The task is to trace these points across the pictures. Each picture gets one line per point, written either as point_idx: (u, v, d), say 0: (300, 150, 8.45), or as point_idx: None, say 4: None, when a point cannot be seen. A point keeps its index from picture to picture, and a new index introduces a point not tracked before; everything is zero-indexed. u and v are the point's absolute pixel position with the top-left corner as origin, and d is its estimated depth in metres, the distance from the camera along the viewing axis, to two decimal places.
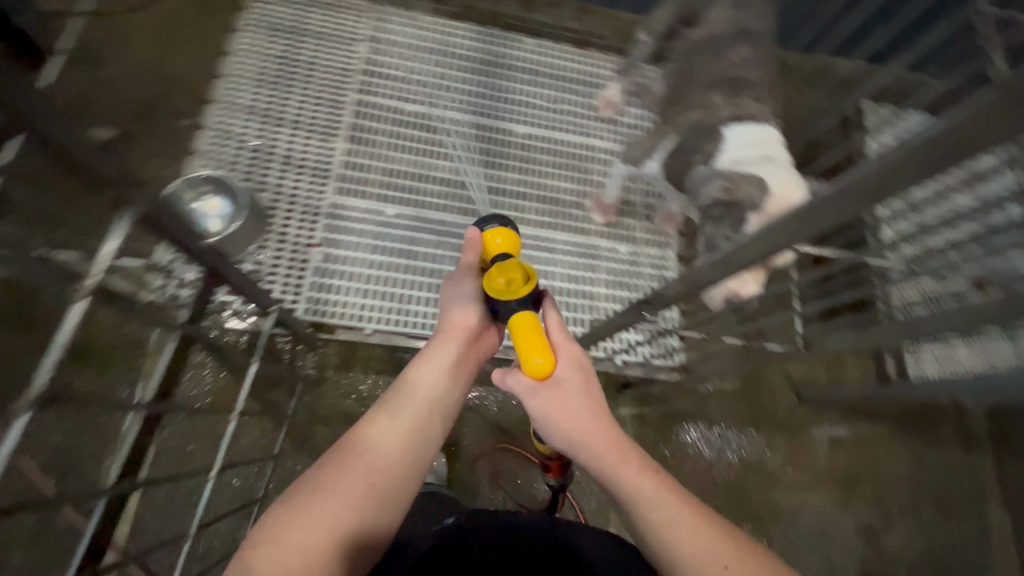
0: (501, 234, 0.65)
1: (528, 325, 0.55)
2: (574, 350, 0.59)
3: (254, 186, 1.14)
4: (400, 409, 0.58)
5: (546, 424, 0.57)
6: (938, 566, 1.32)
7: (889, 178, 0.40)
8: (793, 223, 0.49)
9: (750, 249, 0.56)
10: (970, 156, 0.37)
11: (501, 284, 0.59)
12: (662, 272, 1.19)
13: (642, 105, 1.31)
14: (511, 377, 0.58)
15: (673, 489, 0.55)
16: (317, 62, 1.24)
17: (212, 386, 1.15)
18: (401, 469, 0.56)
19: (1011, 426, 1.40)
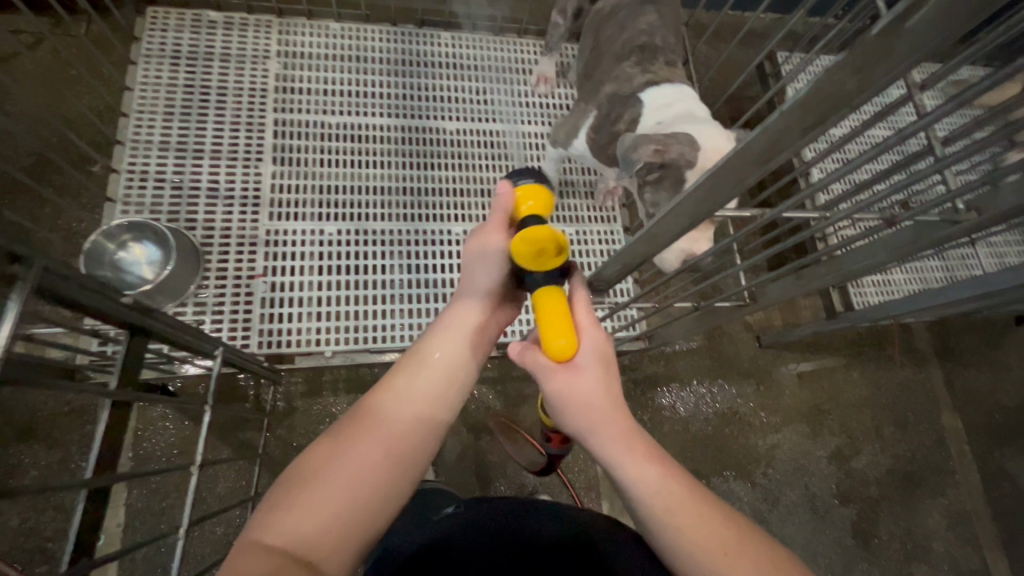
0: (533, 196, 0.62)
1: (551, 304, 0.55)
2: (598, 335, 0.58)
3: (183, 226, 1.08)
4: (412, 379, 0.60)
5: (562, 408, 0.56)
6: (905, 476, 1.42)
7: (814, 111, 0.38)
8: (700, 196, 0.50)
9: (668, 227, 0.57)
10: (861, 95, 0.38)
11: (533, 253, 0.57)
12: (611, 248, 1.21)
13: (565, 84, 1.32)
14: (530, 356, 0.58)
15: (678, 478, 0.54)
16: (228, 85, 1.18)
17: (176, 436, 1.10)
18: (418, 436, 0.57)
19: (946, 336, 1.53)
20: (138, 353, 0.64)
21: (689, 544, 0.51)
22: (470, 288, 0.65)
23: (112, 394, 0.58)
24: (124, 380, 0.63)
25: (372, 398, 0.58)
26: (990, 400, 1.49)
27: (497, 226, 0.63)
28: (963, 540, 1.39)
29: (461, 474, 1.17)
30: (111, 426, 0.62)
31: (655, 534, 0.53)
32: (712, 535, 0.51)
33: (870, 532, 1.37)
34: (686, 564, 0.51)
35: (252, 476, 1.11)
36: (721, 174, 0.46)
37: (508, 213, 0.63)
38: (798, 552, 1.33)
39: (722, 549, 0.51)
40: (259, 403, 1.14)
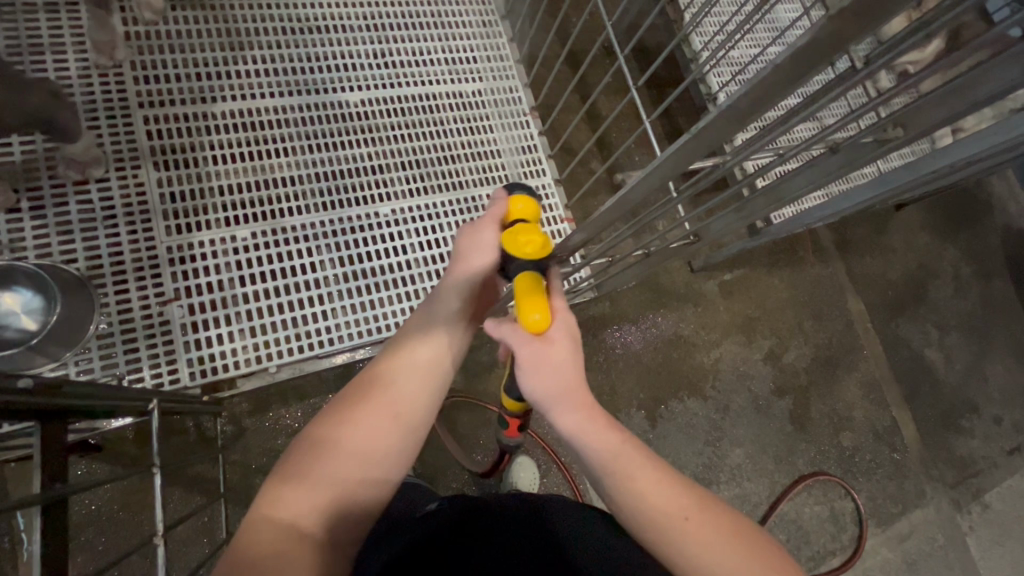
0: (524, 199, 0.63)
1: (527, 285, 0.56)
2: (569, 313, 0.61)
3: (59, 259, 0.92)
4: (410, 355, 0.66)
5: (530, 377, 0.58)
6: (827, 361, 1.58)
7: (848, 28, 0.44)
8: (720, 119, 0.56)
9: (643, 187, 0.70)
10: (879, 14, 0.42)
11: (523, 242, 0.59)
12: (555, 215, 1.19)
13: (468, 35, 1.23)
14: (504, 325, 0.59)
15: (636, 444, 0.60)
16: (72, 83, 0.99)
17: (115, 489, 0.99)
18: (417, 409, 0.64)
19: (845, 231, 1.69)
20: (60, 439, 0.57)
21: (650, 506, 0.57)
22: (461, 273, 0.67)
23: (39, 498, 0.50)
24: (49, 477, 0.54)
25: (378, 369, 0.65)
26: (885, 281, 1.68)
27: (491, 223, 0.65)
28: (877, 405, 1.58)
29: (436, 454, 1.18)
30: (49, 532, 0.54)
31: (622, 502, 0.58)
32: (673, 500, 0.57)
33: (805, 416, 1.53)
34: (647, 526, 0.57)
35: (214, 510, 1.03)
36: (701, 135, 0.59)
37: (501, 213, 0.65)
38: (749, 448, 1.47)
39: (683, 513, 0.57)
40: (203, 434, 1.04)
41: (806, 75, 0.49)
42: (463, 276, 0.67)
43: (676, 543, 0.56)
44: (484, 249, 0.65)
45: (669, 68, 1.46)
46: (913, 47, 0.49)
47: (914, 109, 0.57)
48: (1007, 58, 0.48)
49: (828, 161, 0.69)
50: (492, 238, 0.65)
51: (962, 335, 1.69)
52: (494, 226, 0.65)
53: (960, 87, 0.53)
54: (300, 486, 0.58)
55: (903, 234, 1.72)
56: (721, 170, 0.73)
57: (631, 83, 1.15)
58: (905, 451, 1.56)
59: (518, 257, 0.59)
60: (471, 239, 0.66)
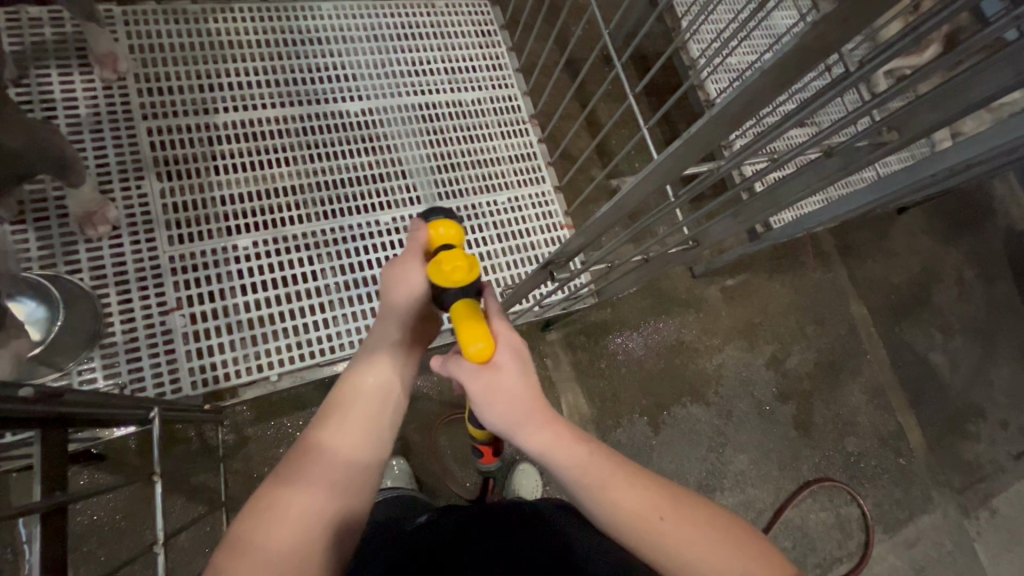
0: (443, 225, 0.63)
1: (465, 313, 0.57)
2: (512, 332, 0.60)
3: (63, 270, 0.93)
4: (354, 398, 0.65)
5: (486, 407, 0.57)
6: (831, 365, 1.58)
7: (835, 33, 0.44)
8: (713, 125, 0.57)
9: (638, 192, 0.70)
10: (866, 18, 0.43)
11: (449, 272, 0.60)
12: (556, 222, 1.20)
13: (465, 44, 1.24)
14: (450, 363, 0.58)
15: (604, 454, 0.60)
16: (77, 96, 1.00)
17: (117, 499, 0.99)
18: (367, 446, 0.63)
19: (847, 234, 1.68)
20: (59, 447, 0.57)
21: (626, 513, 0.57)
22: (391, 306, 0.67)
23: (41, 506, 0.50)
24: (50, 485, 0.55)
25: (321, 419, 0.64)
26: (888, 284, 1.68)
27: (414, 254, 0.65)
28: (881, 410, 1.57)
29: (437, 462, 1.17)
30: (50, 539, 0.54)
31: (598, 512, 0.58)
32: (648, 503, 0.57)
33: (809, 421, 1.52)
34: (626, 532, 0.57)
35: (215, 520, 1.03)
36: (694, 140, 0.59)
37: (422, 243, 0.65)
38: (754, 454, 1.46)
39: (659, 515, 0.57)
40: (205, 443, 1.04)
41: (798, 78, 0.50)
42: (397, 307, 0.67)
43: (657, 546, 0.56)
44: (409, 283, 0.65)
45: (667, 75, 1.47)
46: (903, 51, 0.50)
47: (906, 112, 0.57)
48: (1001, 60, 0.49)
49: (823, 165, 0.70)
50: (417, 273, 0.65)
51: (966, 339, 1.68)
52: (418, 257, 0.65)
53: (954, 90, 0.53)
54: (254, 548, 0.53)
55: (905, 238, 1.72)
56: (715, 175, 0.74)
57: (628, 90, 1.16)
58: (911, 456, 1.55)
59: (450, 287, 0.60)
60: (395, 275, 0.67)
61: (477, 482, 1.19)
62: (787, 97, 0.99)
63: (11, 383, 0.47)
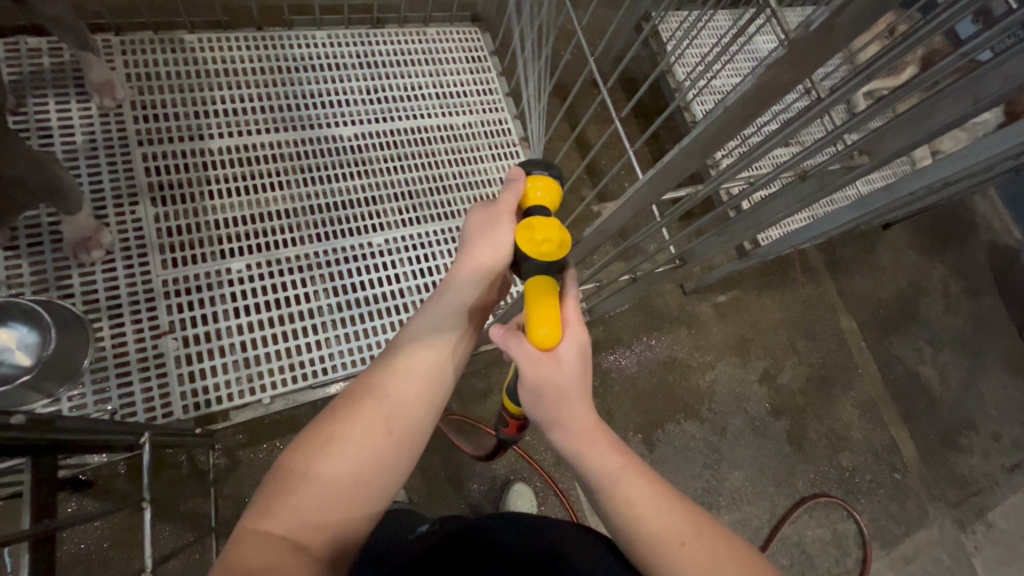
0: (544, 186, 0.62)
1: (542, 292, 0.57)
2: (583, 328, 0.59)
3: (56, 295, 0.94)
4: (411, 358, 0.63)
5: (535, 397, 0.57)
6: (822, 380, 1.59)
7: (795, 65, 0.46)
8: (684, 156, 0.60)
9: (622, 215, 0.72)
10: (832, 49, 0.45)
11: (539, 242, 0.59)
12: None
13: (458, 70, 1.27)
14: (512, 340, 0.57)
15: (637, 470, 0.60)
16: (73, 124, 1.02)
17: (105, 526, 0.98)
18: (418, 413, 0.61)
19: (834, 251, 1.71)
20: (50, 474, 0.57)
21: (647, 531, 0.57)
22: (467, 270, 0.63)
23: (30, 533, 0.50)
24: (38, 511, 0.55)
25: (377, 371, 0.62)
26: (876, 299, 1.70)
27: (505, 212, 0.62)
28: (874, 424, 1.58)
29: (431, 483, 1.16)
30: (39, 565, 0.54)
31: (617, 524, 0.58)
32: (670, 525, 0.58)
33: (802, 437, 1.52)
34: (641, 549, 0.57)
35: (204, 546, 1.02)
36: (670, 168, 0.62)
37: (516, 201, 0.63)
38: (748, 471, 1.46)
39: (679, 539, 0.57)
40: (196, 468, 1.03)
41: (769, 107, 0.52)
42: (471, 275, 0.63)
43: (670, 570, 0.56)
44: (496, 243, 0.62)
45: (655, 98, 1.50)
46: (870, 80, 0.52)
47: (877, 134, 0.60)
48: (962, 86, 0.51)
49: (801, 185, 0.72)
50: (507, 232, 0.62)
51: (955, 352, 1.70)
52: (510, 215, 0.63)
53: (922, 113, 0.55)
54: (289, 498, 0.55)
55: (891, 253, 1.75)
56: (698, 197, 0.76)
57: (613, 114, 1.19)
58: (904, 470, 1.55)
59: (534, 256, 0.59)
60: (481, 234, 0.63)
61: (473, 501, 1.18)
62: (769, 119, 1.02)
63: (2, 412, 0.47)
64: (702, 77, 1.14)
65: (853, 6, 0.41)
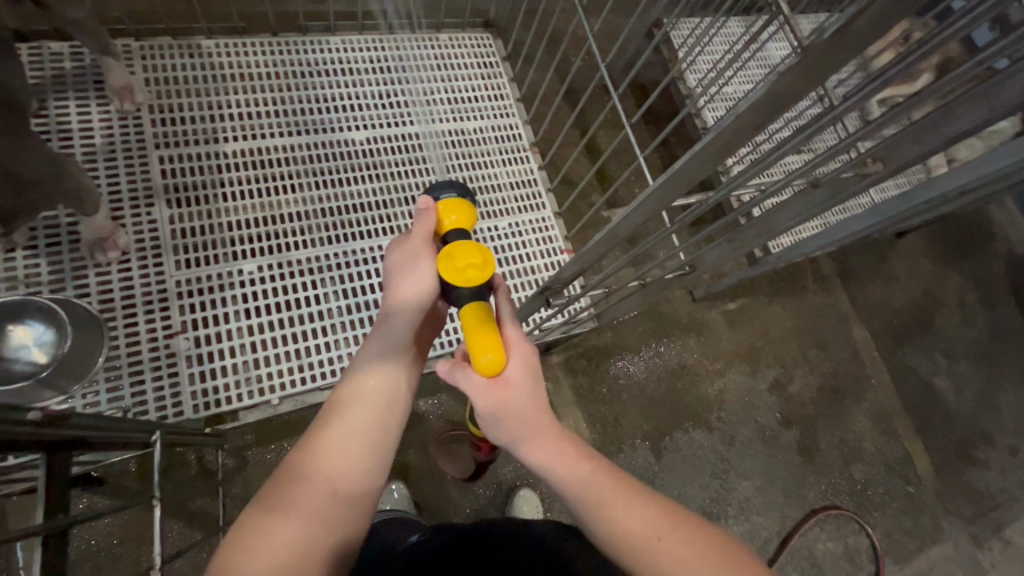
0: (456, 210, 0.64)
1: (476, 321, 0.56)
2: (527, 345, 0.58)
3: (73, 294, 0.95)
4: (362, 390, 0.63)
5: (492, 420, 0.57)
6: (834, 390, 1.56)
7: (808, 72, 0.46)
8: (693, 163, 0.60)
9: (631, 222, 0.73)
10: (847, 57, 0.45)
11: (460, 266, 0.58)
12: (557, 246, 1.23)
13: (469, 75, 1.28)
14: (459, 372, 0.57)
15: (606, 471, 0.59)
16: (93, 126, 1.04)
17: (115, 523, 0.99)
18: (372, 442, 0.60)
19: (847, 260, 1.69)
20: (65, 471, 0.58)
21: (623, 530, 0.56)
22: (396, 303, 0.63)
23: (44, 528, 0.51)
24: (52, 507, 0.56)
25: (328, 408, 0.62)
26: (889, 308, 1.68)
27: (422, 241, 0.63)
28: (887, 436, 1.55)
29: (437, 487, 1.16)
30: (52, 560, 0.55)
31: (593, 529, 0.58)
32: (646, 522, 0.57)
33: (814, 447, 1.50)
34: (619, 551, 0.57)
35: (211, 545, 1.02)
36: (680, 175, 0.62)
37: (431, 227, 0.64)
38: (758, 481, 1.44)
39: (655, 534, 0.56)
40: (205, 467, 1.04)
41: (780, 114, 0.52)
42: (399, 307, 0.64)
43: (651, 567, 0.56)
44: (418, 273, 0.63)
45: (666, 105, 1.50)
46: (885, 87, 0.52)
47: (891, 142, 0.59)
48: (977, 95, 0.51)
49: (814, 193, 0.72)
50: (427, 259, 0.63)
51: (971, 364, 1.67)
52: (427, 244, 0.64)
53: (937, 121, 0.55)
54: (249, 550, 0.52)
55: (905, 262, 1.73)
56: (707, 205, 0.77)
57: (624, 120, 1.19)
58: (918, 484, 1.52)
59: (462, 283, 0.58)
60: (404, 268, 0.64)
61: (478, 506, 1.17)
62: (782, 125, 1.01)
63: (17, 408, 0.48)
64: (713, 84, 1.13)
65: (870, 12, 0.41)
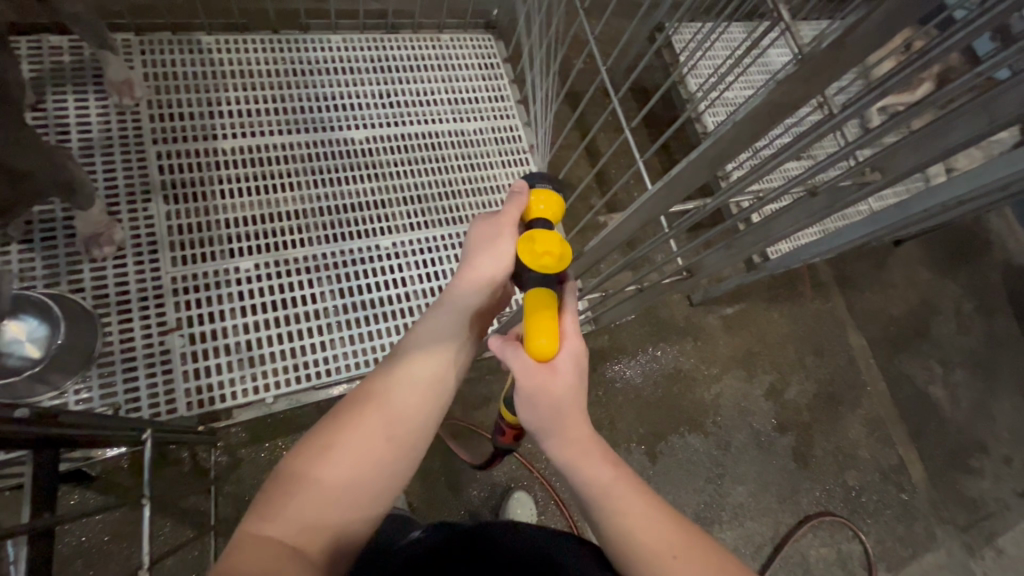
0: (546, 199, 0.62)
1: (539, 304, 0.56)
2: (578, 339, 0.59)
3: (66, 289, 0.95)
4: (413, 366, 0.62)
5: (532, 406, 0.57)
6: (829, 397, 1.56)
7: (808, 81, 0.46)
8: (691, 169, 0.60)
9: (629, 226, 0.72)
10: (847, 66, 0.44)
11: (539, 255, 0.58)
12: None
13: (471, 76, 1.28)
14: (510, 351, 0.58)
15: (628, 481, 0.59)
16: (90, 121, 1.03)
17: (107, 519, 0.99)
18: (416, 423, 0.60)
19: (845, 267, 1.69)
20: (52, 468, 0.57)
21: (640, 543, 0.55)
22: (470, 282, 0.63)
23: (30, 525, 0.51)
24: (38, 506, 0.55)
25: (377, 379, 0.62)
26: (885, 316, 1.68)
27: (508, 224, 0.62)
28: (882, 443, 1.55)
29: (431, 488, 1.16)
30: (36, 559, 0.54)
31: (608, 538, 0.57)
32: (665, 537, 0.55)
33: (809, 454, 1.50)
34: (634, 566, 0.55)
35: (204, 543, 1.02)
36: (678, 180, 0.62)
37: (520, 212, 0.63)
38: (752, 487, 1.44)
39: (672, 552, 0.54)
40: (198, 465, 1.03)
41: (780, 122, 0.52)
42: (471, 286, 0.63)
43: None
44: (498, 257, 0.62)
45: (667, 109, 1.50)
46: (885, 97, 0.52)
47: (890, 151, 0.59)
48: (976, 107, 0.51)
49: (813, 201, 0.72)
50: (509, 245, 0.62)
51: (967, 372, 1.67)
52: (512, 227, 0.63)
53: (936, 131, 0.55)
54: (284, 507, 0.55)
55: (902, 270, 1.73)
56: (703, 212, 0.77)
57: (625, 123, 1.19)
58: (912, 492, 1.52)
59: (536, 270, 0.58)
60: (484, 246, 0.63)
61: (472, 507, 1.17)
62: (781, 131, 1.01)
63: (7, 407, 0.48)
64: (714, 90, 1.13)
65: (872, 21, 0.40)
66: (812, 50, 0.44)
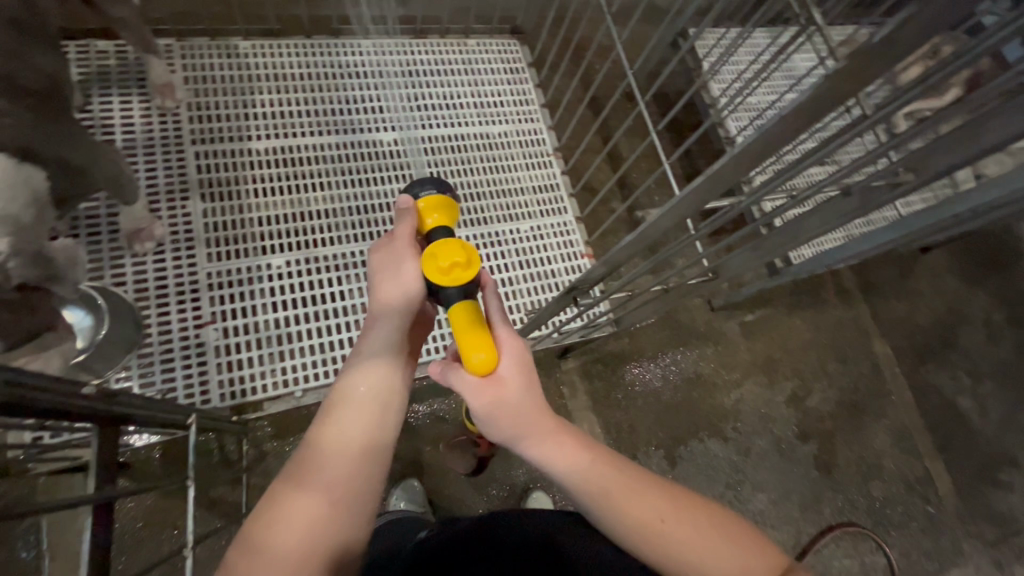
0: (437, 208, 0.61)
1: (466, 321, 0.54)
2: (514, 341, 0.57)
3: (110, 282, 0.99)
4: (352, 402, 0.61)
5: (488, 419, 0.56)
6: (853, 405, 1.54)
7: (850, 79, 0.47)
8: (728, 167, 0.60)
9: (659, 226, 0.73)
10: (885, 67, 0.45)
11: (445, 268, 0.55)
12: (576, 250, 1.24)
13: (496, 80, 1.30)
14: (451, 372, 0.56)
15: (607, 461, 0.60)
16: (133, 122, 1.07)
17: (141, 507, 1.02)
18: (364, 455, 0.59)
19: (869, 274, 1.67)
20: (113, 444, 0.60)
21: (631, 515, 0.57)
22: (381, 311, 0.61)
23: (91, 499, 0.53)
24: (101, 480, 0.58)
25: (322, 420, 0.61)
26: (911, 324, 1.65)
27: (404, 242, 0.60)
28: (907, 454, 1.52)
29: (451, 485, 1.17)
30: (99, 529, 0.57)
31: (600, 517, 0.59)
32: (653, 505, 0.58)
33: (832, 463, 1.48)
34: (629, 537, 0.58)
35: (231, 533, 1.04)
36: (717, 176, 0.62)
37: (413, 228, 0.61)
38: (773, 495, 1.43)
39: (660, 516, 0.57)
40: (226, 456, 1.06)
41: (814, 122, 0.52)
42: (383, 313, 0.61)
43: (660, 548, 0.57)
44: (401, 278, 0.59)
45: (689, 113, 1.51)
46: (919, 99, 0.52)
47: (922, 153, 0.59)
48: (1011, 109, 0.51)
49: (843, 203, 0.72)
50: (411, 262, 0.59)
51: (997, 383, 1.63)
52: (409, 245, 0.60)
53: (970, 133, 0.55)
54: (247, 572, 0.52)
55: (929, 277, 1.70)
56: (731, 214, 0.77)
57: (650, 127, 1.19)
58: (939, 504, 1.49)
59: (450, 285, 0.56)
60: (387, 271, 0.61)
61: (491, 506, 1.18)
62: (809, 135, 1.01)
63: (77, 382, 0.52)
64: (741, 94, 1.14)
65: (907, 23, 0.41)
66: (854, 50, 0.45)
